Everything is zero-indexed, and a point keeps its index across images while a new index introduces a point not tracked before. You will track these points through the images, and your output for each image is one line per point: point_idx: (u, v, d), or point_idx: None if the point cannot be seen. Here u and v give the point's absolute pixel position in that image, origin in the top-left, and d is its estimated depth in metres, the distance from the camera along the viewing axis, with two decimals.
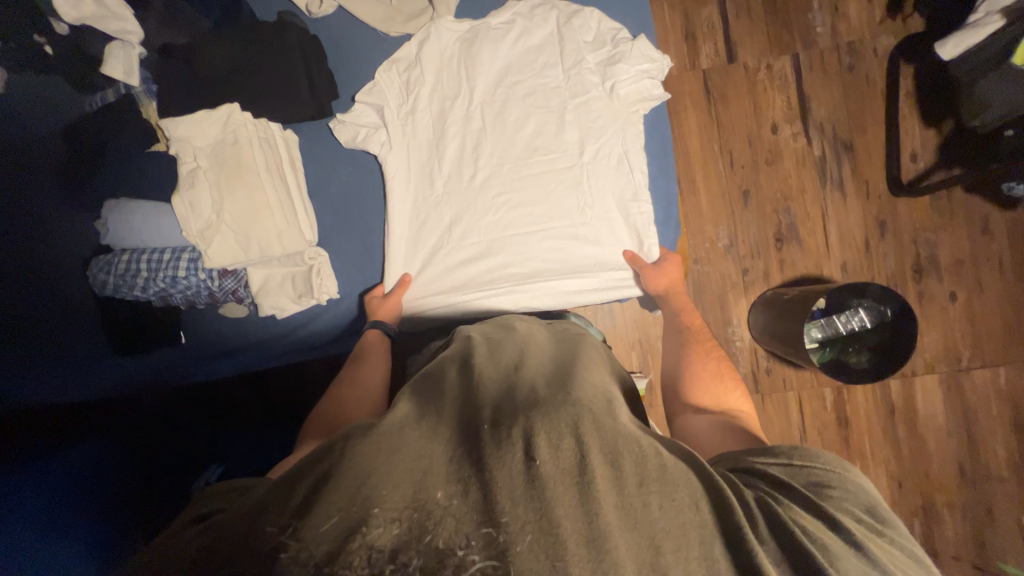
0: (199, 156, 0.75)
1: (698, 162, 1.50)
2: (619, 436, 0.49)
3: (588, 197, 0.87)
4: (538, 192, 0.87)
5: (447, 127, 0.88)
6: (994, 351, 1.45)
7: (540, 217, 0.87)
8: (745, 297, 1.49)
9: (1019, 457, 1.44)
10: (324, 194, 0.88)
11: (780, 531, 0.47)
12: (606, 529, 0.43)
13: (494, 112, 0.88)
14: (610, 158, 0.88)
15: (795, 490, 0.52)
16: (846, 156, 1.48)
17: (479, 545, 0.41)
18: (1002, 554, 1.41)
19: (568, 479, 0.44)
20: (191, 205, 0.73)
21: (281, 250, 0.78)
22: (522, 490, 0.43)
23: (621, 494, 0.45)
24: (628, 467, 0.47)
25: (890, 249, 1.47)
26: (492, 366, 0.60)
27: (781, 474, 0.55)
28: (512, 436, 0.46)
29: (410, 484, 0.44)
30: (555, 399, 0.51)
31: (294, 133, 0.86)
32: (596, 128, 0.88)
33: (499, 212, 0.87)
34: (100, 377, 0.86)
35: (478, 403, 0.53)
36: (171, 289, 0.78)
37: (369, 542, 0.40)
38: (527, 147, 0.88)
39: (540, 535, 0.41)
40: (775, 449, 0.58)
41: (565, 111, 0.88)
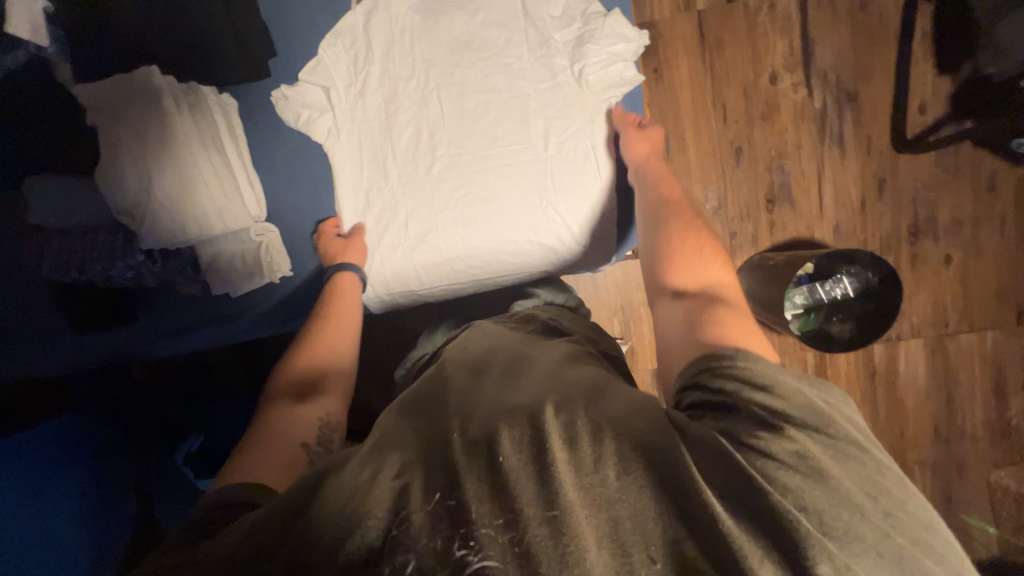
0: (117, 128, 0.69)
1: (689, 117, 1.39)
2: (579, 417, 0.48)
3: (553, 196, 0.79)
4: (500, 190, 0.79)
5: (401, 112, 0.80)
6: (983, 314, 1.41)
7: (500, 216, 0.79)
8: (732, 262, 1.44)
9: (996, 418, 1.45)
10: (270, 165, 0.82)
11: (733, 478, 0.43)
12: (568, 509, 0.42)
13: (452, 97, 0.79)
14: (576, 154, 0.79)
15: (755, 422, 0.46)
16: (849, 109, 1.37)
17: (459, 547, 0.41)
18: (966, 507, 1.46)
19: (527, 468, 0.45)
20: (117, 184, 0.69)
21: (223, 227, 0.74)
22: (489, 489, 0.44)
23: (581, 474, 0.44)
24: (586, 446, 0.46)
25: (887, 210, 1.39)
26: (466, 363, 0.61)
27: (741, 404, 0.48)
28: (477, 434, 0.48)
29: (389, 492, 0.45)
30: (518, 399, 0.51)
31: (232, 96, 0.79)
32: (563, 119, 0.79)
33: (458, 210, 0.80)
34: (59, 359, 0.85)
35: (447, 408, 0.53)
36: (111, 272, 0.74)
37: (363, 541, 0.42)
38: (485, 136, 0.79)
39: (506, 524, 0.42)
40: (723, 366, 0.51)
41: (530, 100, 0.79)
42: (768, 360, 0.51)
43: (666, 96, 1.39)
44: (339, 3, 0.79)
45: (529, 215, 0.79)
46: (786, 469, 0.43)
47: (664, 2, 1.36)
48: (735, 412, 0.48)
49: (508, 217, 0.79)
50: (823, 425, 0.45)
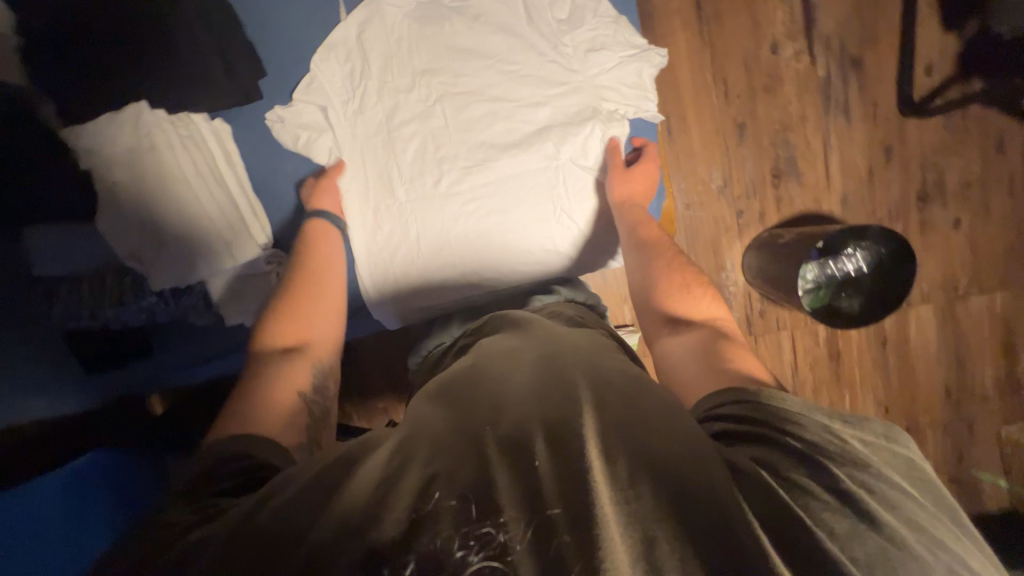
0: (114, 169, 0.67)
1: (690, 95, 1.35)
2: (625, 425, 0.46)
3: (565, 205, 0.79)
4: (512, 200, 0.78)
5: (404, 125, 0.77)
6: (993, 276, 1.42)
7: (514, 227, 0.79)
8: (740, 240, 1.43)
9: (1006, 376, 1.47)
10: (272, 191, 0.78)
11: (773, 499, 0.41)
12: (605, 519, 0.39)
13: (456, 108, 0.76)
14: (590, 162, 0.78)
15: (787, 451, 0.44)
16: (854, 75, 1.33)
17: (475, 544, 0.38)
18: (977, 464, 1.50)
19: (564, 474, 0.42)
20: (117, 226, 0.67)
21: (233, 261, 0.74)
22: (521, 489, 0.41)
23: (624, 486, 0.41)
24: (629, 458, 0.43)
25: (894, 177, 1.37)
26: (501, 353, 0.59)
27: (772, 431, 0.46)
28: (512, 437, 0.45)
29: (412, 485, 0.42)
30: (551, 396, 0.49)
31: (224, 121, 0.75)
32: (575, 125, 0.76)
33: (471, 223, 0.79)
34: (77, 400, 0.83)
35: (482, 400, 0.51)
36: (121, 315, 0.73)
37: (369, 542, 0.38)
38: (494, 145, 0.77)
39: (533, 524, 0.39)
40: (741, 398, 0.51)
41: (539, 107, 0.76)
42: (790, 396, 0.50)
43: (665, 75, 1.34)
44: (330, 16, 0.76)
45: (542, 220, 0.79)
46: (825, 499, 0.41)
47: None
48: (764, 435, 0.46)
49: (524, 228, 0.79)
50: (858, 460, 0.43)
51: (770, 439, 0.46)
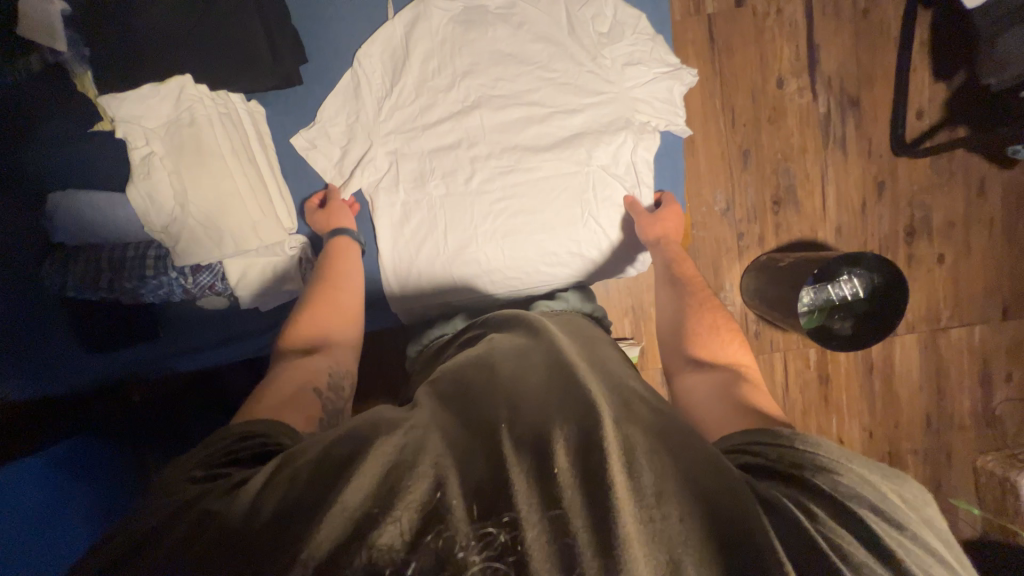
0: (152, 139, 0.65)
1: (699, 120, 1.41)
2: (639, 443, 0.47)
3: (592, 210, 0.81)
4: (539, 203, 0.80)
5: (440, 122, 0.79)
6: (972, 310, 1.49)
7: (539, 229, 0.81)
8: (739, 262, 1.48)
9: (982, 407, 1.54)
10: (300, 174, 0.80)
11: (786, 530, 0.42)
12: (620, 535, 0.40)
13: (492, 110, 0.78)
14: (619, 170, 0.80)
15: (814, 491, 0.46)
16: (851, 113, 1.41)
17: (480, 546, 0.39)
18: (954, 492, 1.55)
19: (581, 487, 0.43)
20: (150, 197, 0.64)
21: (260, 244, 0.71)
22: (535, 498, 0.42)
23: (637, 503, 0.42)
24: (646, 476, 0.44)
25: (885, 211, 1.45)
26: (512, 354, 0.60)
27: (799, 470, 0.48)
28: (529, 444, 0.46)
29: (425, 482, 0.43)
30: (570, 404, 0.50)
31: (260, 104, 0.77)
32: (607, 135, 0.79)
33: (498, 222, 0.81)
34: (85, 373, 0.82)
35: (496, 403, 0.51)
36: (141, 288, 0.71)
37: (374, 541, 0.39)
38: (525, 149, 0.79)
39: (544, 537, 0.40)
40: (777, 435, 0.53)
41: (574, 114, 0.79)
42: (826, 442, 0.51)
43: None
44: (375, 12, 0.78)
45: (568, 224, 0.81)
46: (845, 540, 0.42)
47: (676, 5, 1.36)
48: (796, 473, 0.48)
49: (550, 231, 0.81)
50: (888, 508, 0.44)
51: (799, 477, 0.47)
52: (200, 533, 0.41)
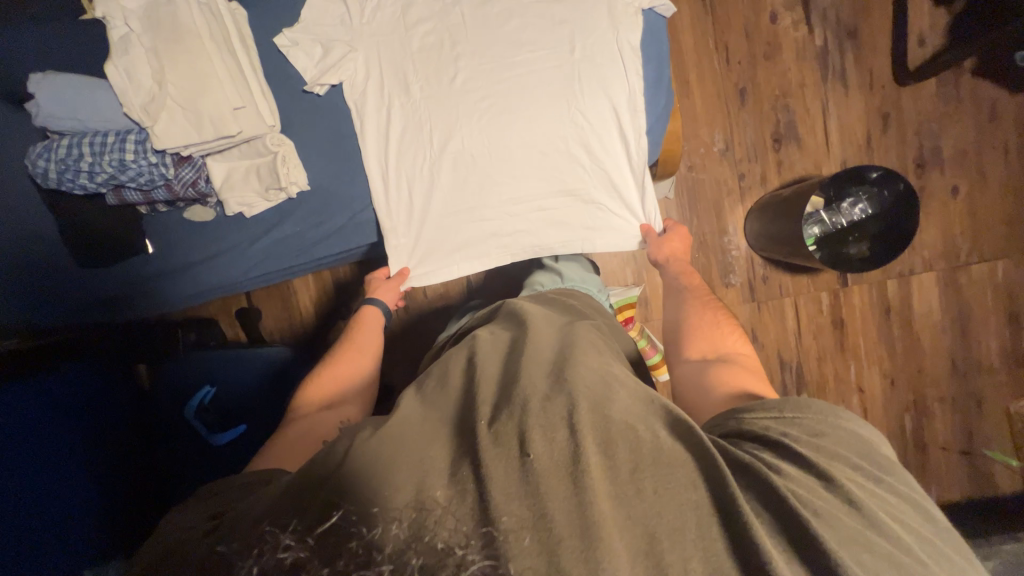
0: (131, 20, 0.69)
1: (693, 60, 1.39)
2: (611, 425, 0.49)
3: (580, 100, 0.78)
4: (525, 100, 0.78)
5: (422, 22, 0.79)
6: (994, 245, 1.42)
7: (526, 126, 0.78)
8: (742, 204, 1.44)
9: (1012, 348, 1.45)
10: (282, 76, 0.79)
11: (762, 487, 0.49)
12: (599, 514, 0.43)
13: (474, 5, 0.78)
14: (604, 53, 0.78)
15: (793, 454, 0.53)
16: (849, 44, 1.38)
17: (479, 544, 0.40)
18: (987, 442, 1.45)
19: (559, 472, 0.45)
20: (128, 75, 0.68)
21: (238, 129, 0.71)
22: (518, 485, 0.44)
23: (615, 483, 0.46)
24: (621, 453, 0.48)
25: (892, 143, 1.40)
26: (495, 359, 0.63)
27: (775, 435, 0.56)
28: (507, 433, 0.48)
29: (413, 484, 0.45)
30: (543, 394, 0.52)
31: (243, 9, 0.77)
32: (587, 18, 0.78)
33: (485, 122, 0.78)
34: (74, 297, 0.83)
35: (476, 403, 0.53)
36: (121, 177, 0.70)
37: (370, 541, 0.40)
38: (511, 45, 0.78)
39: (533, 530, 0.42)
40: (770, 405, 0.60)
41: (555, 1, 0.78)
42: (813, 408, 0.59)
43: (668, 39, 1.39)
44: None
45: (556, 117, 0.78)
46: (817, 492, 0.50)
47: None
48: (782, 441, 0.55)
49: (538, 127, 0.78)
50: (855, 464, 0.54)
51: (775, 443, 0.55)
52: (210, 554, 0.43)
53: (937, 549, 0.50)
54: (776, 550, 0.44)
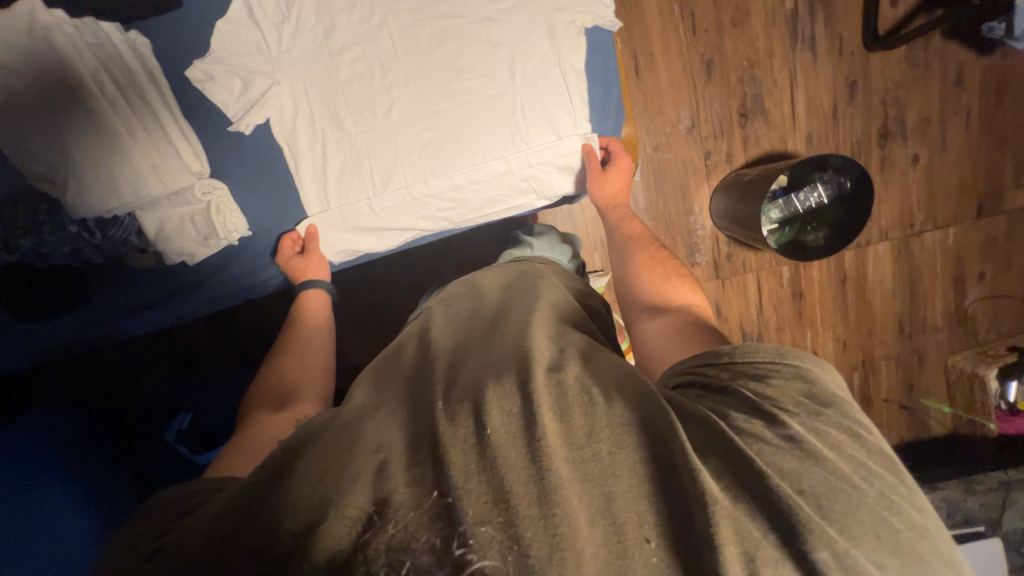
0: (10, 77, 0.60)
1: (657, 30, 1.30)
2: (567, 390, 0.47)
3: (523, 129, 0.79)
4: (467, 132, 0.79)
5: (347, 48, 0.76)
6: (947, 212, 1.46)
7: (470, 155, 0.79)
8: (707, 183, 1.42)
9: (955, 308, 1.54)
10: (202, 112, 0.74)
11: (711, 436, 0.45)
12: (556, 482, 0.41)
13: (401, 27, 0.75)
14: (546, 82, 0.78)
15: (741, 398, 0.49)
16: (820, 7, 1.31)
17: (452, 533, 0.39)
18: (925, 393, 1.59)
19: (518, 445, 0.43)
20: (21, 142, 0.62)
21: (162, 188, 0.69)
22: (475, 461, 0.43)
23: (571, 447, 0.43)
24: (576, 419, 0.45)
25: (858, 113, 1.38)
26: (450, 336, 0.62)
27: (730, 383, 0.52)
28: (463, 410, 0.46)
29: (371, 472, 0.43)
30: (500, 367, 0.51)
31: (142, 35, 0.69)
32: (528, 44, 0.77)
33: (427, 155, 0.79)
34: (23, 350, 0.81)
35: (432, 382, 0.52)
36: (44, 249, 0.68)
37: (338, 537, 0.40)
38: (448, 70, 0.77)
39: (501, 516, 0.40)
40: (721, 351, 0.56)
41: (492, 21, 0.76)
42: (766, 347, 0.54)
43: (630, 8, 1.28)
44: None
45: (500, 146, 0.79)
46: (760, 435, 0.46)
47: None
48: (736, 387, 0.51)
49: (481, 159, 0.80)
50: (828, 410, 0.48)
51: (728, 388, 0.51)
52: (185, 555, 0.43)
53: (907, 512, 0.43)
54: (720, 497, 0.41)
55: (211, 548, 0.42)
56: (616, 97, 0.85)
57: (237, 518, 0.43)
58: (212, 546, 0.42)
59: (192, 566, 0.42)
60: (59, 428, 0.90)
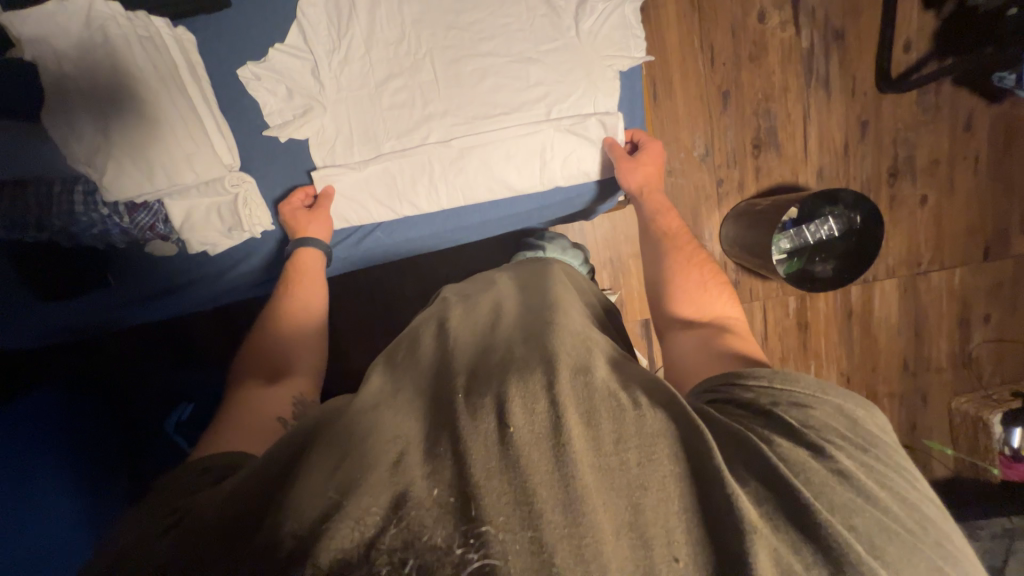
0: (63, 63, 0.64)
1: (677, 60, 1.34)
2: (594, 393, 0.47)
3: (554, 163, 0.84)
4: (500, 161, 0.82)
5: (391, 78, 0.80)
6: (953, 253, 1.48)
7: (502, 179, 0.84)
8: (719, 210, 1.43)
9: (960, 349, 1.54)
10: (240, 108, 0.78)
11: (754, 460, 0.45)
12: (582, 491, 0.40)
13: (445, 61, 0.79)
14: (579, 120, 0.83)
15: (782, 423, 0.49)
16: (836, 48, 1.35)
17: (469, 540, 0.38)
18: (928, 433, 1.57)
19: (541, 446, 0.42)
20: (69, 125, 0.64)
21: (195, 176, 0.71)
22: (497, 460, 0.41)
23: (597, 454, 0.43)
24: (604, 425, 0.44)
25: (869, 152, 1.41)
26: (469, 329, 0.62)
27: (769, 406, 0.50)
28: (486, 404, 0.46)
29: (388, 461, 0.43)
30: (525, 363, 0.50)
31: (189, 31, 0.73)
32: (566, 83, 0.81)
33: (461, 181, 0.83)
34: (37, 327, 0.81)
35: (453, 374, 0.52)
36: (74, 227, 0.70)
37: (346, 529, 0.38)
38: (487, 101, 0.81)
39: (522, 520, 0.39)
40: (756, 374, 0.54)
41: (532, 62, 0.80)
42: (807, 377, 0.53)
43: (652, 38, 1.33)
44: None
45: (530, 173, 0.84)
46: (806, 463, 0.45)
47: None
48: (771, 410, 0.50)
49: (513, 183, 0.84)
50: (874, 451, 0.48)
51: (766, 410, 0.50)
52: (198, 530, 0.43)
53: (943, 545, 0.43)
54: (758, 521, 0.41)
55: (226, 529, 0.42)
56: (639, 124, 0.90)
57: (247, 506, 0.43)
58: (218, 540, 0.41)
59: (200, 551, 0.41)
60: (58, 406, 0.89)
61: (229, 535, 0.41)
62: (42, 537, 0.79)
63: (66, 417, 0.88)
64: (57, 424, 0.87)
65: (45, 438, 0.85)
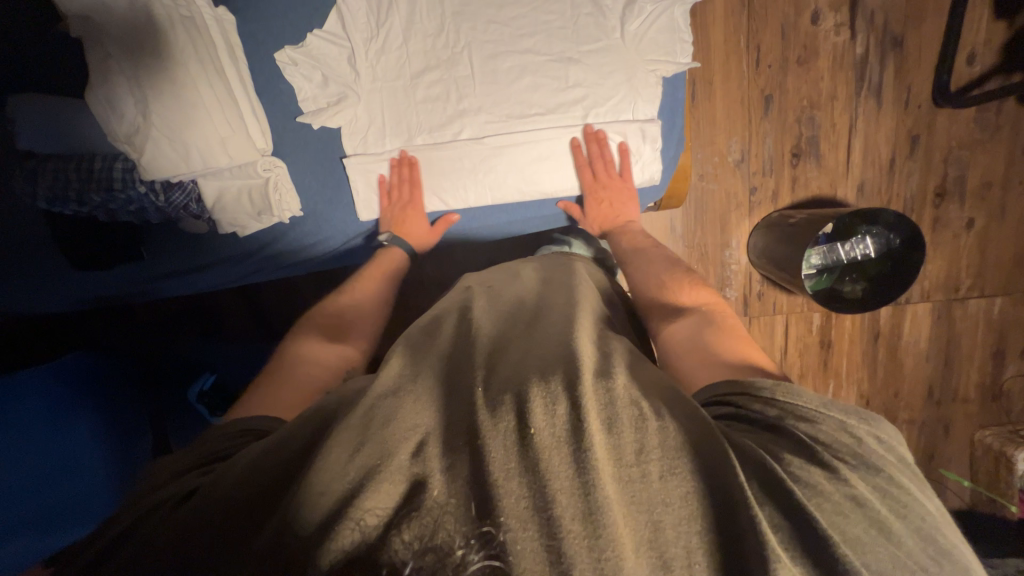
0: (106, 41, 0.64)
1: (720, 59, 1.28)
2: (616, 399, 0.46)
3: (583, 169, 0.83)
4: (532, 163, 0.82)
5: (427, 71, 0.79)
6: (996, 281, 1.41)
7: (531, 181, 0.83)
8: (749, 219, 1.38)
9: (990, 380, 1.48)
10: (273, 92, 0.78)
11: (773, 484, 0.43)
12: (604, 500, 0.39)
13: (483, 56, 0.78)
14: (613, 127, 0.81)
15: (800, 443, 0.46)
16: (892, 56, 1.28)
17: (478, 542, 0.37)
18: (946, 463, 1.52)
19: (563, 452, 0.41)
20: (110, 105, 0.65)
21: (228, 161, 0.72)
22: (516, 461, 0.41)
23: (618, 464, 0.42)
24: (626, 435, 0.44)
25: (916, 168, 1.34)
26: (491, 320, 0.62)
27: (787, 424, 0.48)
28: (506, 403, 0.45)
29: (407, 450, 0.43)
30: (546, 363, 0.50)
31: (230, 13, 0.73)
32: (606, 87, 0.79)
33: (490, 180, 0.82)
34: (72, 293, 0.83)
35: (473, 366, 0.52)
36: (111, 203, 0.72)
37: (359, 518, 0.39)
38: (523, 100, 0.79)
39: (537, 525, 0.38)
40: (761, 385, 0.52)
41: (571, 62, 0.78)
42: (812, 393, 0.51)
43: (696, 34, 1.27)
44: None
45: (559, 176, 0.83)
46: (819, 486, 0.43)
47: None
48: (780, 424, 0.48)
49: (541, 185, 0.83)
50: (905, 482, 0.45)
51: (774, 423, 0.49)
52: (213, 499, 0.43)
53: None
54: (778, 549, 0.39)
55: (240, 503, 0.43)
56: (678, 132, 0.86)
57: (264, 480, 0.44)
58: (235, 513, 0.42)
59: (213, 523, 0.42)
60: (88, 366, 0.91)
61: (246, 509, 0.42)
62: (69, 487, 0.82)
63: (98, 375, 0.91)
64: (86, 382, 0.89)
65: (77, 395, 0.88)
